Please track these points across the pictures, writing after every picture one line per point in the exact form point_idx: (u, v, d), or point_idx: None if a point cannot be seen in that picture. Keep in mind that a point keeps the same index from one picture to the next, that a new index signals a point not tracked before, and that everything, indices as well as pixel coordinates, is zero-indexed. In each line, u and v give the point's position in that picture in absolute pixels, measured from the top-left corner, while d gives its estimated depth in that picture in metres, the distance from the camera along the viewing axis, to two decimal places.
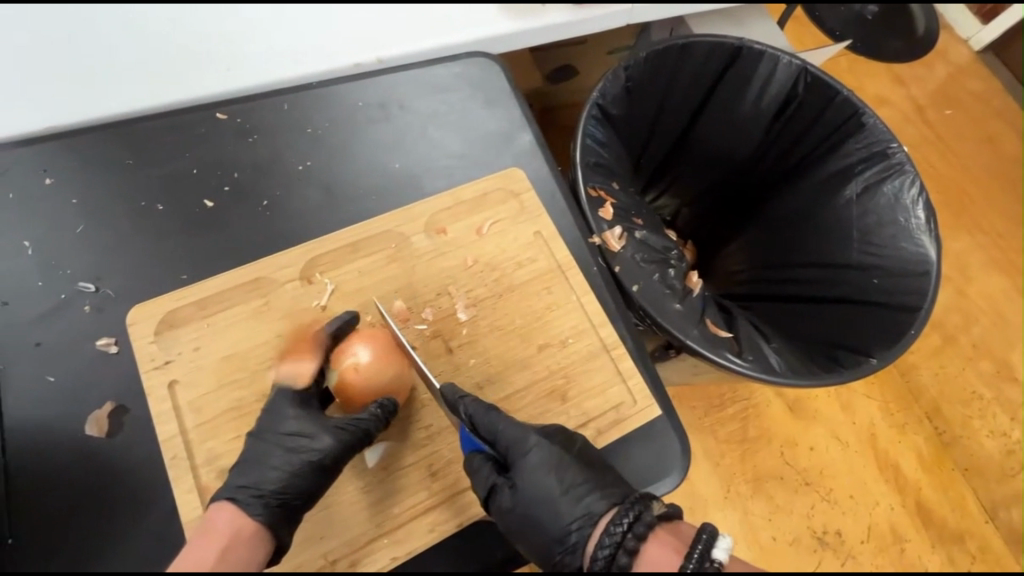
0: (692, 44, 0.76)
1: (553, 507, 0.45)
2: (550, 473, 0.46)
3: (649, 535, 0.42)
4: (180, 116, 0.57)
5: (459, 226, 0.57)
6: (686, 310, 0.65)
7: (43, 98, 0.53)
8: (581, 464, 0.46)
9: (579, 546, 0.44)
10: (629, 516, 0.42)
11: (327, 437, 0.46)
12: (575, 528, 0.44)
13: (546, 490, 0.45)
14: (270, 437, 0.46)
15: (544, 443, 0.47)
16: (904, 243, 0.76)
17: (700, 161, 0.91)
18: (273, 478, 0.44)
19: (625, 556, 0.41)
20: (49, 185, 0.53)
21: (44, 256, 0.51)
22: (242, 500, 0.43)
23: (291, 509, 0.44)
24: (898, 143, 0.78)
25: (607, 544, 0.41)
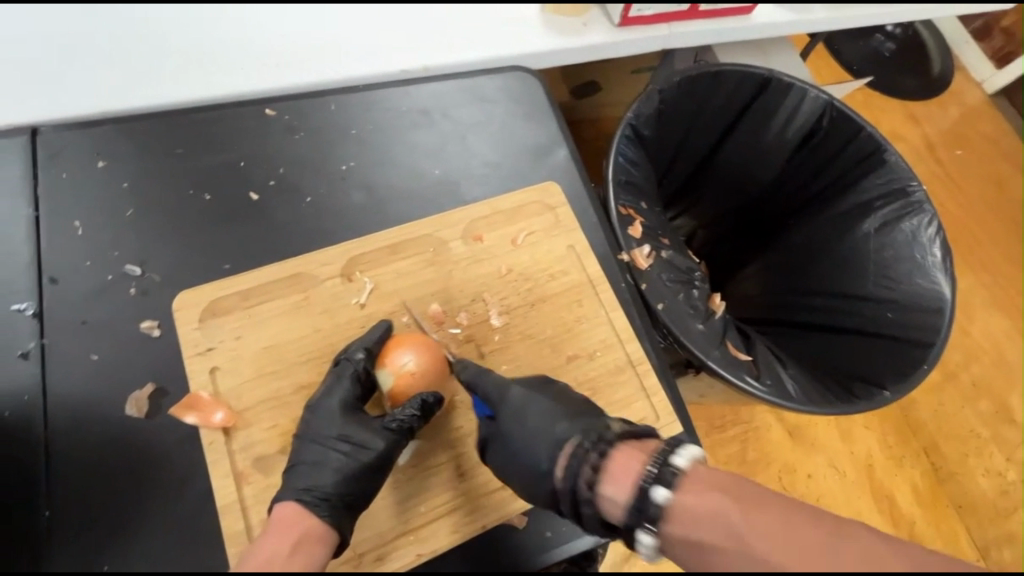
0: (724, 72, 0.78)
1: (527, 442, 0.48)
2: (532, 413, 0.48)
3: (615, 451, 0.46)
4: (231, 109, 0.58)
5: (494, 235, 0.59)
6: (709, 330, 0.67)
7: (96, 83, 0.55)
8: (557, 403, 0.49)
9: (551, 472, 0.46)
10: (590, 439, 0.46)
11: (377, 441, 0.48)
12: (548, 458, 0.47)
13: (523, 424, 0.48)
14: (321, 440, 0.47)
15: (527, 390, 0.49)
16: (919, 279, 0.78)
17: (720, 186, 0.92)
18: (332, 480, 0.46)
19: (590, 470, 0.45)
20: (101, 168, 0.55)
21: (95, 237, 0.52)
22: (303, 501, 0.45)
23: (356, 510, 0.46)
24: (917, 182, 0.80)
25: (571, 465, 0.46)
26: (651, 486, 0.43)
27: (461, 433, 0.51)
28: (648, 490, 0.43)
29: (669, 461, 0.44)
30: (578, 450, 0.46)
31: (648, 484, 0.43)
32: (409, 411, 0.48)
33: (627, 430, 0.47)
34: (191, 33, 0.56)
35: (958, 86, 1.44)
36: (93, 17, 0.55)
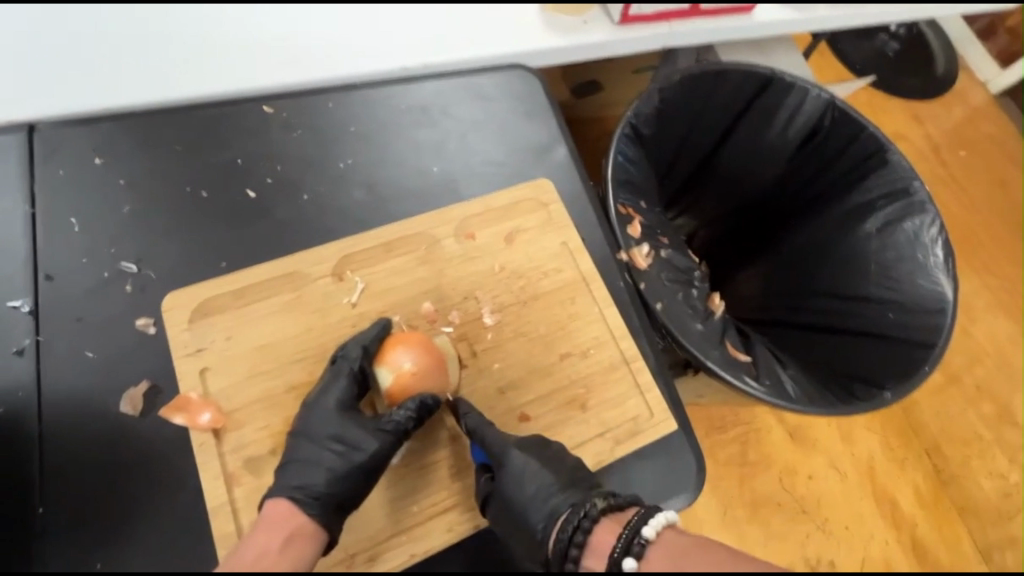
0: (725, 71, 0.78)
1: (523, 508, 0.47)
2: (528, 481, 0.47)
3: (597, 527, 0.46)
4: (229, 107, 0.58)
5: (489, 233, 0.58)
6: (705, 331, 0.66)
7: None
8: (550, 469, 0.47)
9: (544, 543, 0.46)
10: (577, 512, 0.46)
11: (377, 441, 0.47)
12: (541, 527, 0.47)
13: (515, 495, 0.47)
14: (314, 439, 0.47)
15: (523, 455, 0.47)
16: (921, 280, 0.77)
17: (721, 185, 0.92)
18: (324, 480, 0.45)
19: (574, 548, 0.45)
20: (98, 165, 0.55)
21: (91, 234, 0.52)
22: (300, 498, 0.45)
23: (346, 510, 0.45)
24: (920, 182, 0.80)
25: (561, 540, 0.46)
26: (622, 559, 0.43)
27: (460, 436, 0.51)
28: (620, 562, 0.43)
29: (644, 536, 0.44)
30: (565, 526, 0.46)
31: (618, 556, 0.43)
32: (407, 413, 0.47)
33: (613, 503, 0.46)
34: None
35: (963, 86, 1.43)
36: None
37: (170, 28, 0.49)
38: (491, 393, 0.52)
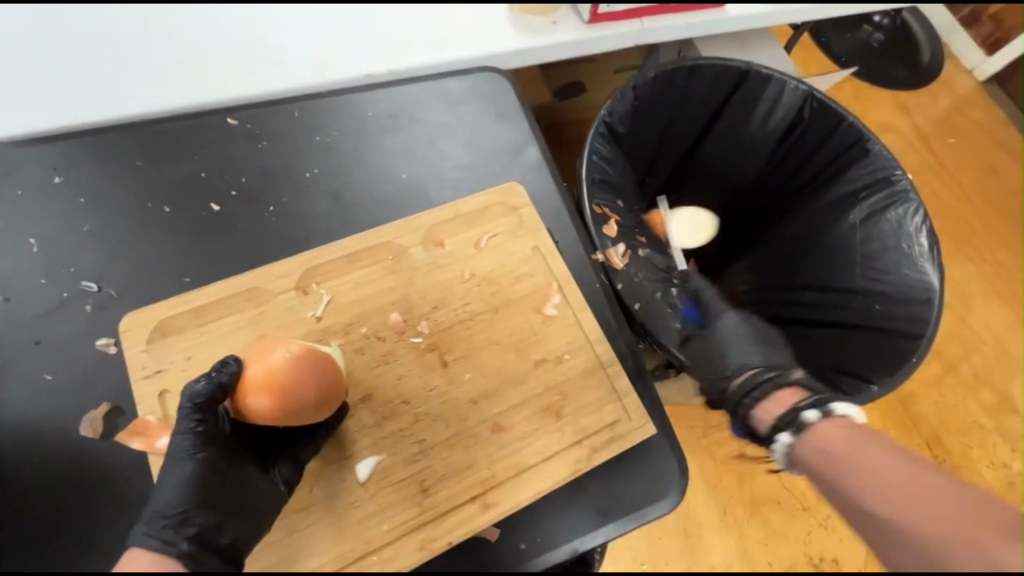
0: (701, 66, 0.77)
1: (725, 355, 0.61)
2: (738, 332, 0.63)
3: (783, 389, 0.56)
4: (191, 121, 0.57)
5: (458, 239, 0.57)
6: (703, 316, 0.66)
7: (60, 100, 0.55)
8: (761, 334, 0.63)
9: (734, 377, 0.59)
10: (766, 372, 0.58)
11: (197, 435, 0.45)
12: (733, 370, 0.59)
13: (717, 347, 0.62)
14: (165, 463, 0.44)
15: (735, 318, 0.65)
16: (906, 270, 0.76)
17: (703, 181, 0.91)
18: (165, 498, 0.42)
19: (758, 392, 0.57)
20: (58, 183, 0.54)
21: (50, 254, 0.51)
22: (150, 522, 0.41)
23: (187, 519, 0.41)
24: (902, 170, 0.79)
25: (753, 386, 0.57)
26: (805, 410, 0.53)
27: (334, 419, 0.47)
28: (804, 413, 0.53)
29: (825, 409, 0.53)
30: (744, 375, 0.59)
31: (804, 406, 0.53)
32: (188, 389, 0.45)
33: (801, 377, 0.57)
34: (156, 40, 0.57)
35: (949, 75, 1.42)
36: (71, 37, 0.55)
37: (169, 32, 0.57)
38: (463, 403, 0.51)
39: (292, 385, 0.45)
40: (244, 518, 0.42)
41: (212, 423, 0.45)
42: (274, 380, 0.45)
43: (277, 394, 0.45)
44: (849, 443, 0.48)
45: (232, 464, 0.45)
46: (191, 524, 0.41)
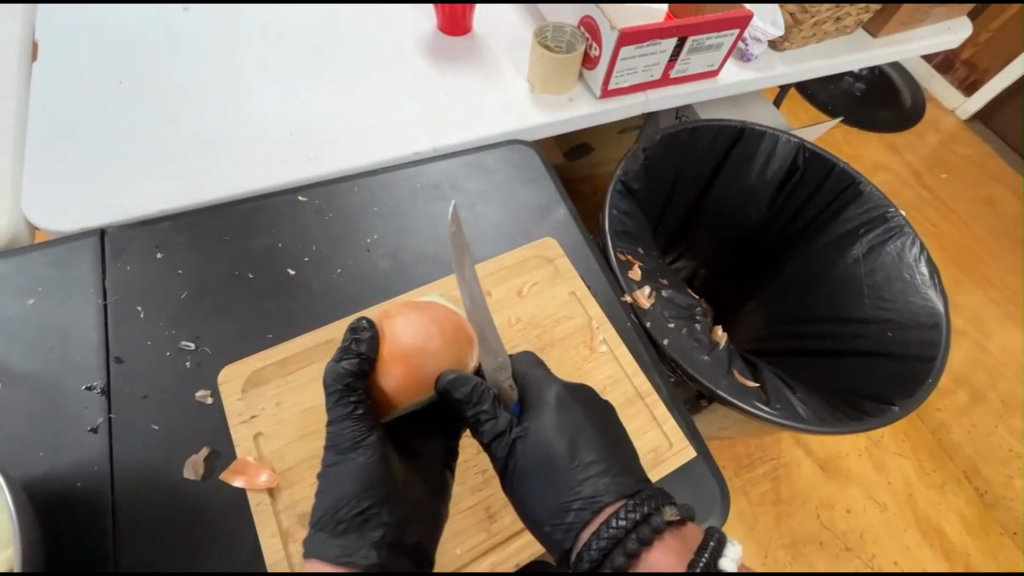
0: (699, 128, 0.87)
1: (556, 488, 0.51)
2: (563, 454, 0.53)
3: (654, 545, 0.45)
4: (269, 201, 0.67)
5: (503, 289, 0.65)
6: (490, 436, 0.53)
7: (169, 197, 0.67)
8: (582, 441, 0.53)
9: (575, 527, 0.50)
10: (631, 519, 0.46)
11: (358, 428, 0.50)
12: (574, 509, 0.50)
13: (547, 472, 0.52)
14: (338, 455, 0.50)
15: (553, 438, 0.54)
16: (913, 298, 0.82)
17: (711, 227, 0.99)
18: (346, 495, 0.49)
19: (621, 555, 0.45)
20: (159, 258, 0.62)
21: (155, 319, 0.59)
22: (327, 527, 0.47)
23: (370, 515, 0.48)
24: (895, 208, 0.87)
25: (606, 536, 0.46)
26: None
27: (456, 378, 0.51)
28: None
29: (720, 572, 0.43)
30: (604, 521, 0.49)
31: None
32: (332, 363, 0.51)
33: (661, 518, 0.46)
34: (253, 145, 0.72)
35: (933, 116, 1.54)
36: (186, 159, 0.70)
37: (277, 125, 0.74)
38: None
39: (443, 355, 0.52)
40: (414, 519, 0.50)
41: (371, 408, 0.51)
42: (425, 354, 0.51)
43: (422, 373, 0.51)
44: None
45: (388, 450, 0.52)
46: (372, 526, 0.48)
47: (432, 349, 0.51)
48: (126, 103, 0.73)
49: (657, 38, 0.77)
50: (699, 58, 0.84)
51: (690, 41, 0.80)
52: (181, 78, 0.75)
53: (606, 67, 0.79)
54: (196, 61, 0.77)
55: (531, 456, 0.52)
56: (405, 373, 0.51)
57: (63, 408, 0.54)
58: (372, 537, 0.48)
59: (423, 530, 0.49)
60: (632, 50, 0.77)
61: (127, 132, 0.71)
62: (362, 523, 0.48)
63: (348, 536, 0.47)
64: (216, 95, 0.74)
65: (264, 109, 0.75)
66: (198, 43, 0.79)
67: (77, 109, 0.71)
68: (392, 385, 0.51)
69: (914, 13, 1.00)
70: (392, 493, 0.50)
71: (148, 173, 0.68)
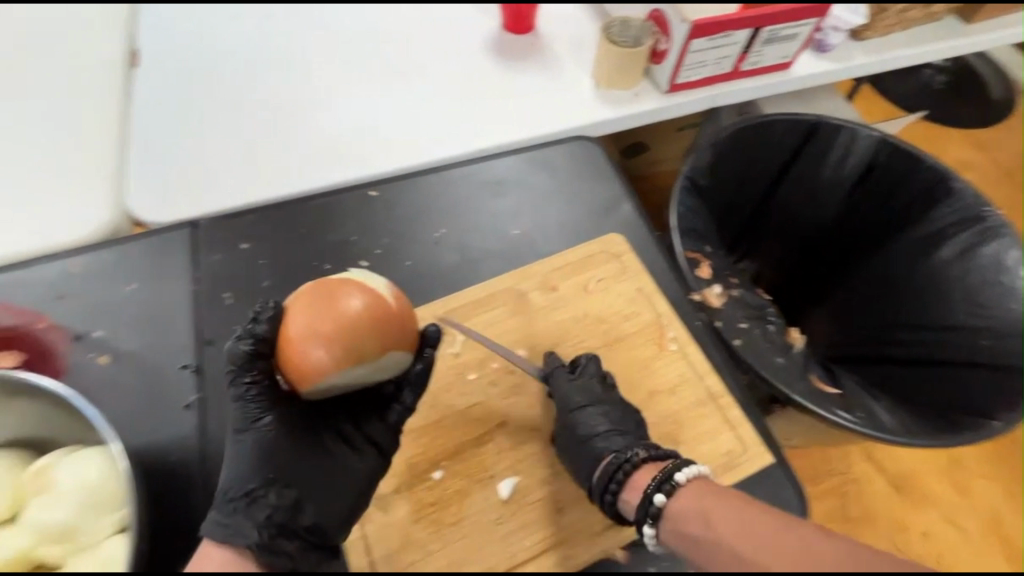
0: (772, 122, 0.84)
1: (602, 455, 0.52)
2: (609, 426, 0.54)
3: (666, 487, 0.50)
4: (343, 195, 0.70)
5: (569, 284, 0.65)
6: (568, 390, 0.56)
7: (254, 193, 0.72)
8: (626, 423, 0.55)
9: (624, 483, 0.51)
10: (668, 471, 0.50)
11: (255, 407, 0.50)
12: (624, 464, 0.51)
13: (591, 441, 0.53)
14: (242, 434, 0.49)
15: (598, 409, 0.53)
16: (1011, 303, 0.76)
17: (780, 225, 0.95)
18: (239, 477, 0.47)
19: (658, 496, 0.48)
20: (244, 248, 0.66)
21: (241, 305, 0.62)
22: (225, 506, 0.45)
23: (257, 499, 0.46)
24: (991, 208, 0.80)
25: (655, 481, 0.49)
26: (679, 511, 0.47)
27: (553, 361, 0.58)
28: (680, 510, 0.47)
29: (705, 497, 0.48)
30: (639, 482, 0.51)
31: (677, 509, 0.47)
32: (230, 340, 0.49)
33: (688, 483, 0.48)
34: (328, 144, 0.76)
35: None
36: (269, 158, 0.74)
37: (350, 126, 0.78)
38: None
39: (332, 334, 0.44)
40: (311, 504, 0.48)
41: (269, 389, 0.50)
42: (311, 332, 0.44)
43: (309, 356, 0.44)
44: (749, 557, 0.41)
45: (295, 435, 0.51)
46: (259, 508, 0.45)
47: (317, 326, 0.44)
48: (217, 108, 0.79)
49: (731, 28, 0.74)
50: (774, 49, 0.80)
51: (765, 32, 0.77)
52: (267, 87, 0.81)
53: (675, 60, 0.77)
54: (281, 71, 0.83)
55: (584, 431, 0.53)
56: (298, 355, 0.45)
57: (159, 386, 0.58)
58: (256, 518, 0.45)
59: (319, 513, 0.48)
60: (703, 42, 0.75)
61: (216, 134, 0.76)
62: (251, 504, 0.46)
63: (237, 516, 0.45)
64: (297, 100, 0.80)
65: (339, 112, 0.79)
66: (282, 55, 0.85)
67: (175, 114, 0.78)
68: (322, 359, 0.44)
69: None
70: (292, 478, 0.49)
71: (235, 171, 0.73)
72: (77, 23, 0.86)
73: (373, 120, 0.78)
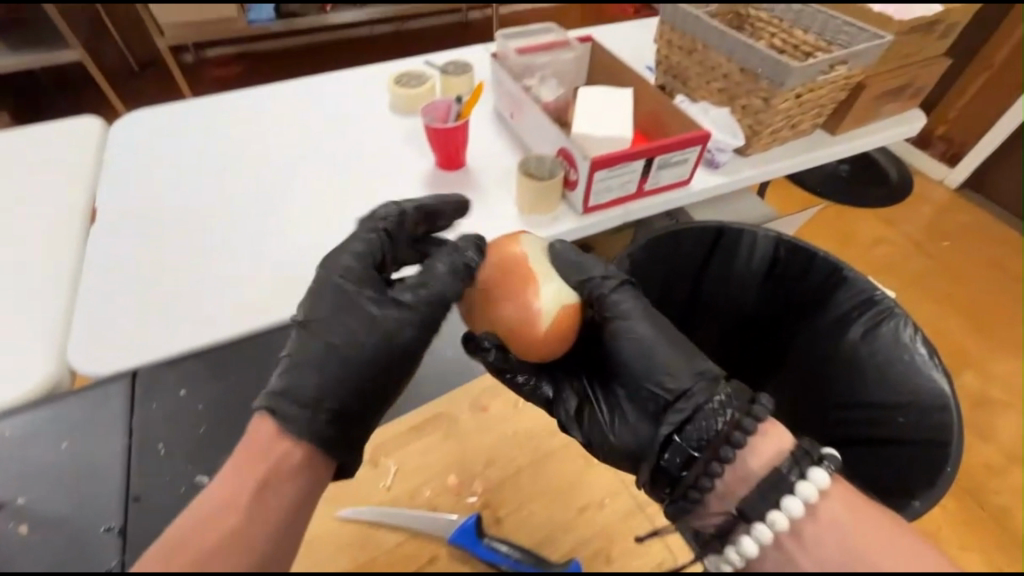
0: (683, 232, 0.94)
1: (656, 366, 0.61)
2: (650, 336, 0.63)
3: (766, 448, 0.56)
4: (283, 332, 0.76)
5: (499, 405, 0.72)
6: (647, 311, 0.66)
7: (179, 336, 0.71)
8: (678, 345, 0.63)
9: (693, 394, 0.58)
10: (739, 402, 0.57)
11: (361, 304, 0.56)
12: (689, 384, 0.59)
13: (647, 352, 0.62)
14: (337, 327, 0.55)
15: (643, 330, 0.64)
16: (917, 379, 0.82)
17: (715, 315, 1.07)
18: (311, 376, 0.52)
19: (739, 433, 0.55)
20: (182, 395, 0.68)
21: (176, 456, 0.64)
22: (286, 401, 0.49)
23: (315, 399, 0.51)
24: (882, 290, 0.89)
25: (728, 415, 0.56)
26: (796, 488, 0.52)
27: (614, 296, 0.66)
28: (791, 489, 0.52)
29: (803, 473, 0.53)
30: (761, 443, 0.56)
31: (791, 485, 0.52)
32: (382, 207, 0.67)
33: (827, 482, 0.52)
34: (267, 281, 0.80)
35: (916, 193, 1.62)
36: (210, 299, 0.78)
37: (292, 261, 0.83)
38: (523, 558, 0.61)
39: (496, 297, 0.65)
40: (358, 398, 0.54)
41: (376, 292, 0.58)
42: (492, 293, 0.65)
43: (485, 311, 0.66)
44: (849, 517, 0.50)
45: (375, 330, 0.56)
46: (317, 402, 0.51)
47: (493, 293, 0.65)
48: (164, 256, 0.84)
49: (626, 161, 0.86)
50: (669, 172, 0.93)
51: (657, 160, 0.89)
52: (214, 231, 0.87)
53: (584, 189, 0.88)
54: (229, 215, 0.90)
55: (639, 347, 0.63)
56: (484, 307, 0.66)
57: (80, 552, 0.56)
58: (312, 413, 0.50)
59: (347, 426, 0.53)
60: (604, 173, 0.86)
61: (161, 280, 0.80)
62: (311, 404, 0.50)
63: (295, 410, 0.49)
64: (243, 241, 0.86)
65: (283, 248, 0.85)
66: (229, 200, 0.92)
67: (119, 265, 0.82)
68: (514, 312, 0.63)
69: (866, 111, 1.11)
70: (347, 380, 0.54)
71: (172, 314, 0.76)
72: (43, 191, 0.95)
73: (314, 254, 0.84)
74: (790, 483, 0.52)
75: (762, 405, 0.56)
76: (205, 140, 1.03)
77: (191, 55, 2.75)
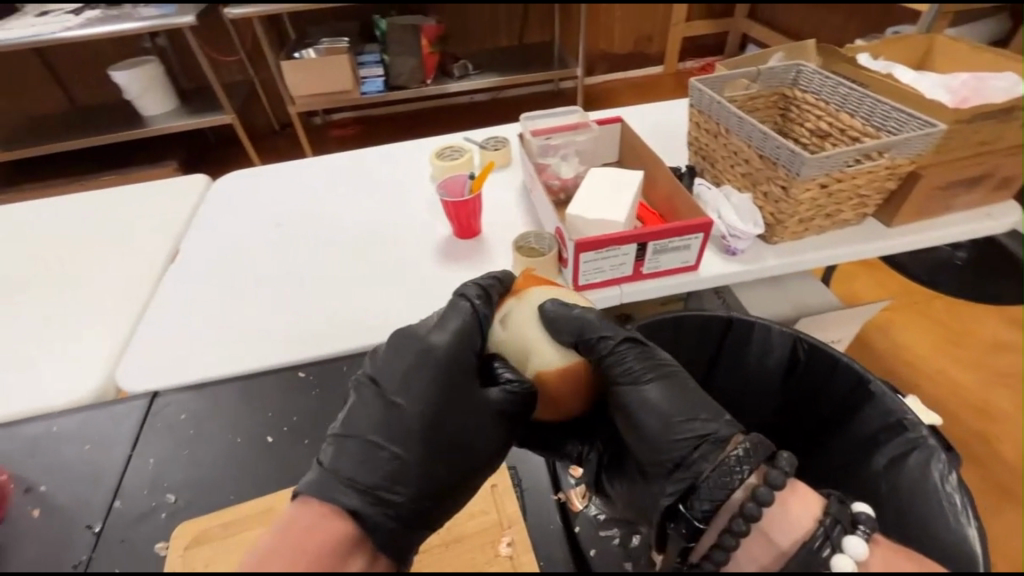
0: (684, 319, 0.89)
1: (672, 430, 0.67)
2: (659, 399, 0.70)
3: (806, 522, 0.59)
4: (274, 374, 0.86)
5: None
6: (655, 370, 0.72)
7: (193, 367, 0.85)
8: (688, 404, 0.69)
9: (699, 460, 0.64)
10: (749, 464, 0.60)
11: (394, 392, 0.67)
12: (694, 447, 0.65)
13: (656, 413, 0.69)
14: (382, 404, 0.66)
15: (653, 389, 0.70)
16: (942, 533, 0.67)
17: (735, 406, 1.01)
18: (351, 456, 0.62)
19: (752, 503, 0.58)
20: (183, 418, 0.81)
21: (157, 472, 0.75)
22: (337, 482, 0.59)
23: (359, 484, 0.59)
24: (915, 415, 0.75)
25: (739, 480, 0.60)
26: (834, 557, 0.54)
27: (624, 352, 0.73)
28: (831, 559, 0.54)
29: (836, 545, 0.55)
30: (783, 515, 0.59)
31: (828, 553, 0.54)
32: (473, 284, 0.78)
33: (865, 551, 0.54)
34: (274, 324, 0.92)
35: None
36: (224, 334, 0.90)
37: (300, 310, 0.94)
38: None
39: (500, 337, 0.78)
40: (435, 476, 0.64)
41: (410, 376, 0.68)
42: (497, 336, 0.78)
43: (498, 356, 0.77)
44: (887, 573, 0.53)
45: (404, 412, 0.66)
46: (375, 487, 0.60)
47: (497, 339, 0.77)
48: (205, 292, 0.99)
49: (614, 244, 0.86)
50: (668, 257, 0.90)
51: (652, 245, 0.88)
52: (250, 276, 1.02)
53: (572, 268, 0.88)
54: (266, 263, 1.05)
55: (652, 412, 0.69)
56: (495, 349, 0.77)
57: (64, 543, 0.68)
58: (361, 496, 0.59)
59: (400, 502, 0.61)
60: (592, 255, 0.87)
61: (197, 311, 0.96)
62: (358, 491, 0.59)
63: (352, 489, 0.59)
64: (269, 287, 0.99)
65: (298, 296, 0.97)
66: (269, 250, 1.08)
67: (170, 297, 0.99)
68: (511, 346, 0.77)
69: (926, 204, 0.98)
70: (389, 461, 0.62)
71: (192, 344, 0.89)
72: (146, 231, 1.19)
73: (319, 305, 0.95)
74: (824, 558, 0.54)
75: (779, 471, 0.59)
76: (267, 196, 1.22)
77: (320, 119, 3.25)
